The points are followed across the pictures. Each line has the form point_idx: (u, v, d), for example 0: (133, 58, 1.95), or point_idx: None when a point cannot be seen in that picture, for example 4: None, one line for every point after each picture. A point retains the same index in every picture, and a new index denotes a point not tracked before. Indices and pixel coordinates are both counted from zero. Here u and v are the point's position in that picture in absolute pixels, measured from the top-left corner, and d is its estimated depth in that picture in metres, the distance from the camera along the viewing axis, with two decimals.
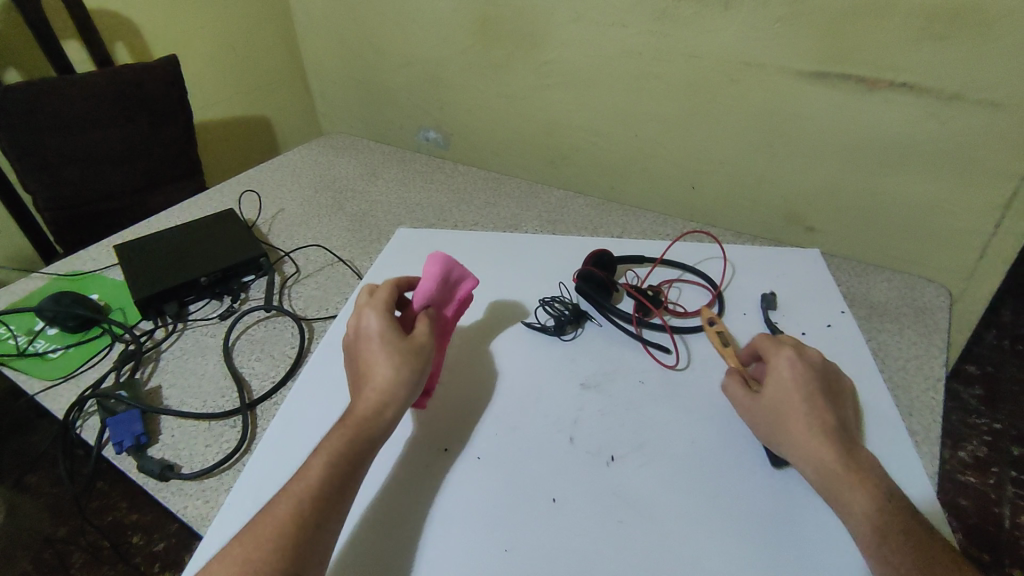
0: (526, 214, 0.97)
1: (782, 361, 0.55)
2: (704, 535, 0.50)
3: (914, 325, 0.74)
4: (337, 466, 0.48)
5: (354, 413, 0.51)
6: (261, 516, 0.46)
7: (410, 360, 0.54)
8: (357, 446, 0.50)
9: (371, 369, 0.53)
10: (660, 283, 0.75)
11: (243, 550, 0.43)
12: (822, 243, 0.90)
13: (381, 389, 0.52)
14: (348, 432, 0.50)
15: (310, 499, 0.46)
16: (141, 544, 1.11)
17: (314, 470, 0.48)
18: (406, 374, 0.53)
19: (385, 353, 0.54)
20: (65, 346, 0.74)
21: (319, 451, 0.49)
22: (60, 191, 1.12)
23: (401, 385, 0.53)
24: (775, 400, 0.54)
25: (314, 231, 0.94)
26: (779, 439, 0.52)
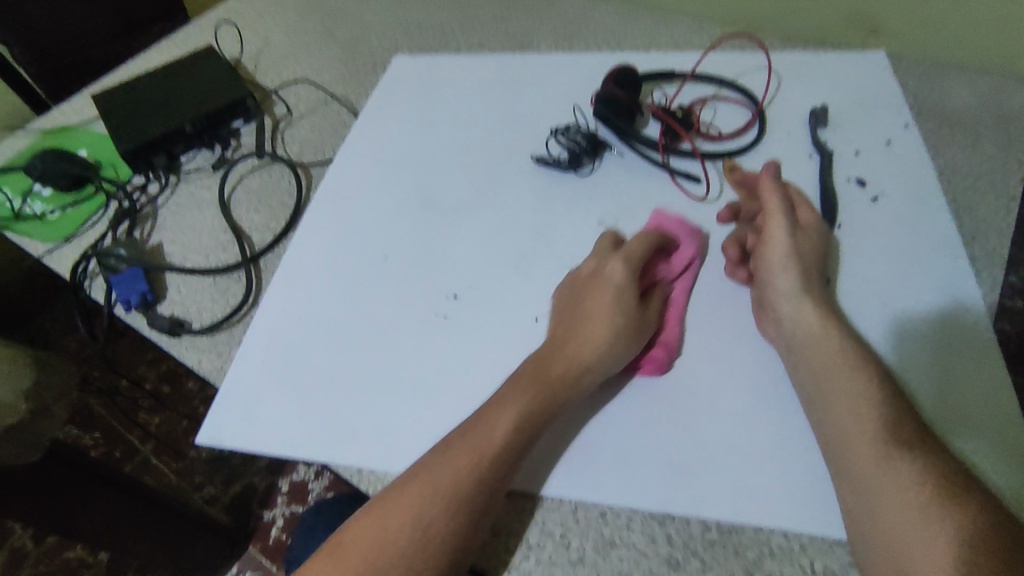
0: (539, 29, 0.83)
1: (819, 227, 0.52)
2: (727, 373, 0.47)
3: (991, 136, 0.63)
4: (518, 433, 0.44)
5: (555, 366, 0.47)
6: (429, 471, 0.44)
7: (631, 334, 0.48)
8: (550, 403, 0.45)
9: (591, 323, 0.48)
10: (692, 102, 0.66)
11: (407, 503, 0.43)
12: (892, 47, 0.72)
13: (593, 355, 0.47)
14: (527, 421, 0.45)
15: (490, 459, 0.43)
16: (197, 390, 1.18)
17: (495, 436, 0.44)
18: (617, 349, 0.47)
19: (613, 318, 0.48)
20: (61, 207, 0.71)
21: (493, 411, 0.45)
22: (32, 40, 1.02)
23: (608, 353, 0.47)
24: (803, 236, 0.51)
25: (302, 65, 0.84)
26: (801, 268, 0.49)
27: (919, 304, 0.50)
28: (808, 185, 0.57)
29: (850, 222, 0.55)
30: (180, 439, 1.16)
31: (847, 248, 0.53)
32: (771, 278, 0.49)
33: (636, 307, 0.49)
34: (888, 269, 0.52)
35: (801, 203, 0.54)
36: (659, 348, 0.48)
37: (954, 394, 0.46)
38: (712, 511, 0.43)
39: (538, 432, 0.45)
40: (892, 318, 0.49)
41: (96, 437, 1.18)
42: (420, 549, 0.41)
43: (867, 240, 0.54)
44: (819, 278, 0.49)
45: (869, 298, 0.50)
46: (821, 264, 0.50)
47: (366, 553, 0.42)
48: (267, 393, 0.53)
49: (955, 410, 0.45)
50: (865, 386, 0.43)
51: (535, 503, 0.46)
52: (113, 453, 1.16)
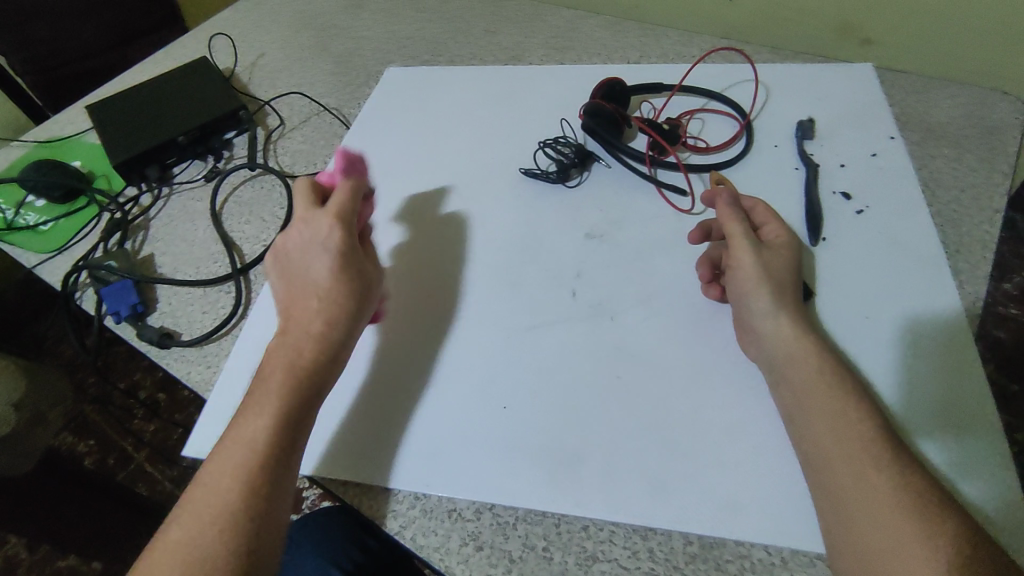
0: (529, 42, 0.84)
1: (784, 241, 0.51)
2: (711, 387, 0.48)
3: (976, 149, 0.63)
4: (273, 421, 0.45)
5: (282, 348, 0.48)
6: (202, 482, 0.43)
7: (332, 310, 0.49)
8: (290, 399, 0.46)
9: (299, 309, 0.50)
10: (680, 115, 0.66)
11: (190, 517, 0.42)
12: (878, 59, 0.73)
13: (318, 335, 0.48)
14: (251, 422, 0.45)
15: (249, 459, 0.43)
16: (192, 395, 1.19)
17: (252, 428, 0.44)
18: (322, 327, 0.49)
19: (308, 299, 0.50)
20: (54, 218, 0.71)
21: (252, 411, 0.45)
22: (34, 51, 1.03)
23: (328, 332, 0.49)
24: (772, 253, 0.50)
25: (295, 77, 0.85)
26: (771, 287, 0.48)
27: (901, 316, 0.50)
28: (794, 198, 0.58)
29: (834, 235, 0.55)
30: (174, 447, 1.16)
31: (831, 261, 0.53)
32: (745, 300, 0.49)
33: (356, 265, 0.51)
34: (872, 282, 0.52)
35: (765, 215, 0.53)
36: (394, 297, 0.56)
37: (935, 408, 0.46)
38: (694, 526, 0.43)
39: (297, 430, 0.45)
40: (874, 331, 0.49)
41: (90, 444, 1.17)
42: (192, 565, 0.39)
43: (852, 253, 0.54)
44: (794, 297, 0.49)
45: (853, 311, 0.51)
46: (794, 281, 0.50)
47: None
48: None
49: (937, 424, 0.45)
50: (846, 400, 0.43)
51: (519, 516, 0.46)
52: (107, 461, 1.16)
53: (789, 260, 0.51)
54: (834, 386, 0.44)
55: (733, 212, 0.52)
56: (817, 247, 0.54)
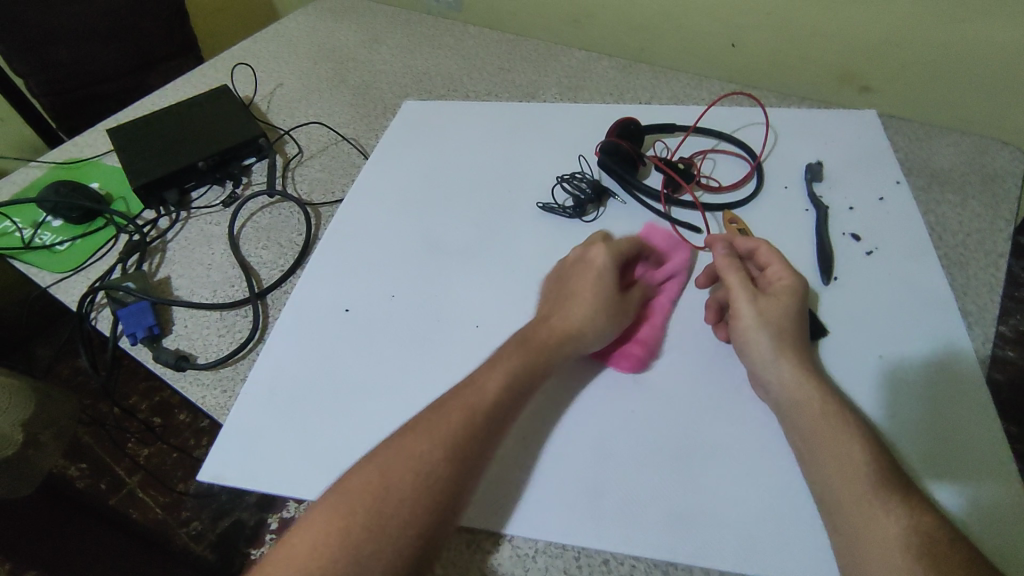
0: (543, 80, 0.86)
1: (785, 287, 0.51)
2: (727, 423, 0.48)
3: (978, 195, 0.65)
4: (509, 391, 0.47)
5: (543, 338, 0.51)
6: (423, 448, 0.44)
7: (610, 300, 0.52)
8: (493, 410, 0.46)
9: (578, 297, 0.52)
10: (693, 155, 0.68)
11: (378, 482, 0.42)
12: (880, 105, 0.75)
13: (585, 323, 0.51)
14: (462, 419, 0.45)
15: (449, 461, 0.43)
16: (188, 422, 1.17)
17: (443, 430, 0.45)
18: (597, 311, 0.51)
19: (595, 287, 0.52)
20: (71, 239, 0.72)
21: (493, 367, 0.49)
22: (53, 73, 1.04)
23: (597, 326, 0.51)
24: (769, 298, 0.51)
25: (315, 107, 0.87)
26: (762, 334, 0.49)
27: (912, 357, 0.51)
28: (805, 238, 0.59)
29: (845, 275, 0.56)
30: (168, 471, 1.14)
31: (843, 301, 0.55)
32: (743, 344, 0.50)
33: (620, 299, 0.53)
34: (882, 322, 0.53)
35: (773, 259, 0.53)
36: (639, 345, 0.52)
37: (949, 449, 0.47)
38: (714, 562, 0.43)
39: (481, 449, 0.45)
40: (886, 370, 0.50)
41: (83, 468, 1.15)
42: (361, 553, 0.40)
43: (863, 294, 0.55)
44: (797, 344, 0.49)
45: (864, 351, 0.52)
46: (797, 328, 0.50)
47: (338, 505, 0.41)
48: (270, 431, 0.53)
49: (951, 465, 0.46)
50: (860, 440, 0.44)
51: (538, 548, 0.46)
52: (99, 485, 1.13)
53: (793, 305, 0.51)
54: (849, 426, 0.44)
55: (730, 261, 0.54)
56: (828, 287, 0.56)
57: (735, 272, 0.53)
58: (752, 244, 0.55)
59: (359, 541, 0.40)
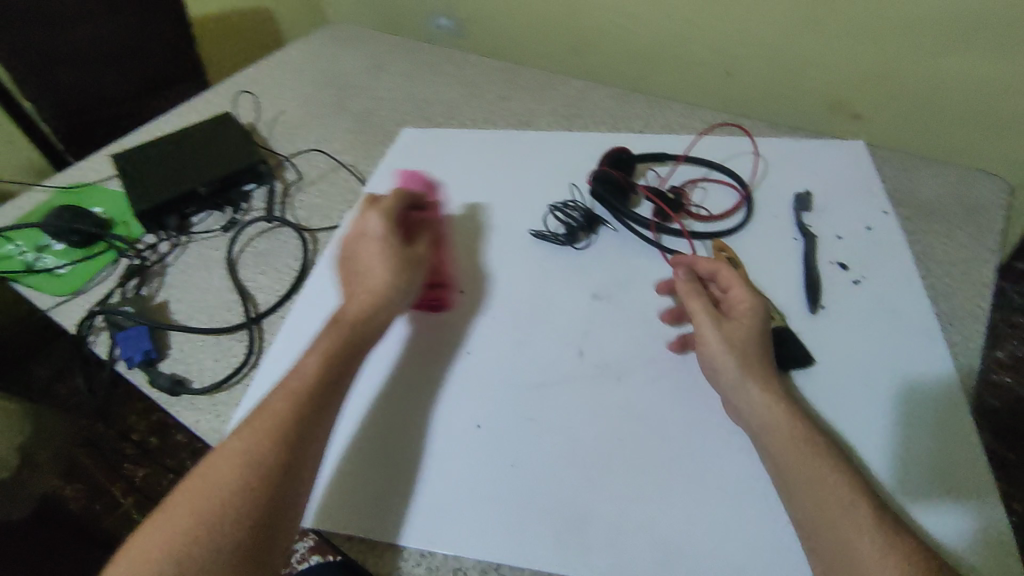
0: (540, 108, 0.88)
1: (746, 309, 0.51)
2: (714, 452, 0.49)
3: (965, 226, 0.66)
4: (327, 368, 0.50)
5: (350, 317, 0.53)
6: (232, 436, 0.46)
7: (406, 268, 0.56)
8: (322, 385, 0.49)
9: (368, 271, 0.56)
10: (684, 184, 0.69)
11: (201, 482, 0.44)
12: (869, 134, 0.77)
13: (376, 295, 0.54)
14: (284, 395, 0.48)
15: (271, 437, 0.45)
16: (186, 443, 1.18)
17: (276, 408, 0.47)
18: (399, 279, 0.56)
19: (378, 256, 0.56)
20: (72, 262, 0.73)
21: (318, 344, 0.51)
22: (60, 97, 1.07)
23: (396, 292, 0.55)
24: (734, 322, 0.51)
25: (315, 134, 0.89)
26: (731, 361, 0.48)
27: (898, 387, 0.51)
28: (793, 268, 0.60)
29: (832, 305, 0.57)
30: (164, 492, 1.13)
31: (831, 330, 0.55)
32: (716, 372, 0.50)
33: (414, 256, 0.58)
34: (869, 352, 0.54)
35: (734, 280, 0.53)
36: (442, 288, 0.61)
37: (935, 479, 0.47)
38: None
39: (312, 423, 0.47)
40: (872, 400, 0.51)
41: (78, 488, 1.14)
42: (191, 540, 0.41)
43: (850, 323, 0.56)
44: (762, 366, 0.48)
45: (851, 380, 0.52)
46: (762, 350, 0.49)
47: (178, 503, 0.43)
48: None
49: (935, 497, 0.46)
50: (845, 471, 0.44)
51: None
52: (94, 506, 1.13)
53: (758, 329, 0.50)
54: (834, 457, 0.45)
55: (692, 286, 0.54)
56: (816, 316, 0.56)
57: (696, 297, 0.53)
58: (714, 266, 0.55)
59: (183, 530, 0.41)
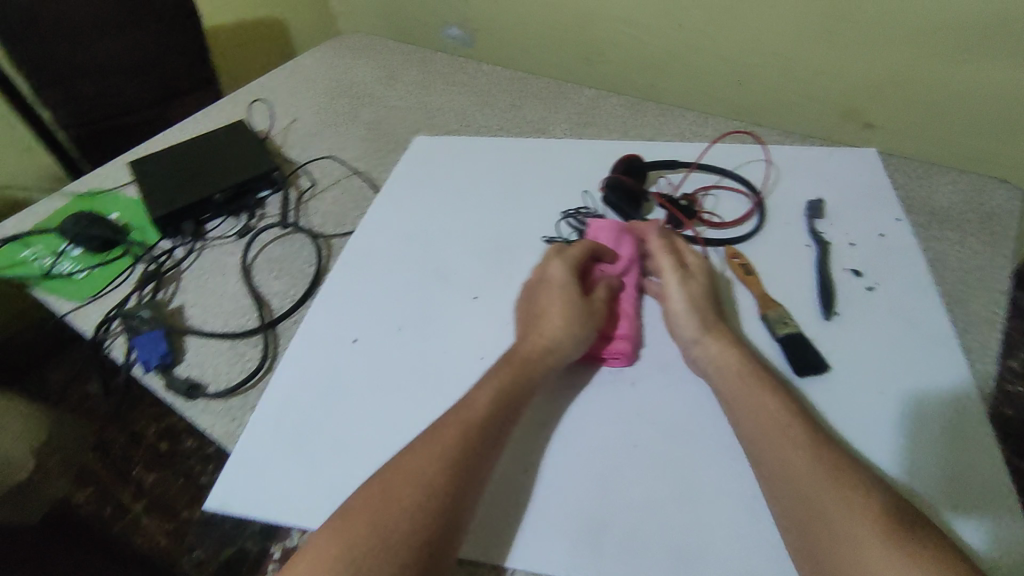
0: (552, 116, 0.89)
1: (700, 272, 0.57)
2: (730, 456, 0.48)
3: (979, 233, 0.66)
4: (499, 406, 0.49)
5: (523, 357, 0.52)
6: (413, 450, 0.46)
7: (582, 316, 0.54)
8: (495, 418, 0.48)
9: (546, 316, 0.54)
10: (696, 191, 0.70)
11: (380, 505, 0.43)
12: (881, 141, 0.77)
13: (551, 340, 0.53)
14: (461, 424, 0.47)
15: (453, 458, 0.45)
16: (196, 448, 1.19)
17: (448, 434, 0.47)
18: (576, 328, 0.53)
19: (557, 303, 0.54)
20: (88, 267, 0.74)
21: (495, 377, 0.51)
22: (78, 105, 1.09)
23: (571, 342, 0.53)
24: (693, 282, 0.56)
25: (329, 141, 0.90)
26: (691, 318, 0.53)
27: (914, 392, 0.51)
28: (807, 274, 0.60)
29: (846, 310, 0.57)
30: (173, 498, 1.13)
31: (846, 335, 0.55)
32: (676, 329, 0.54)
33: (595, 305, 0.55)
34: (883, 357, 0.53)
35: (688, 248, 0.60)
36: (624, 338, 0.55)
37: (952, 487, 0.46)
38: None
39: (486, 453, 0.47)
40: (888, 406, 0.51)
41: (89, 493, 1.15)
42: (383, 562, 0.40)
43: (864, 329, 0.56)
44: (716, 324, 0.53)
45: (867, 386, 0.52)
46: (714, 307, 0.55)
47: (364, 519, 0.43)
48: (276, 460, 0.53)
49: (952, 503, 0.46)
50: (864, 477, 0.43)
51: None
52: (104, 511, 1.13)
53: (710, 291, 0.56)
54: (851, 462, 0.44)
55: (661, 249, 0.59)
56: (830, 321, 0.56)
57: (664, 259, 0.58)
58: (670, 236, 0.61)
59: (359, 548, 0.41)
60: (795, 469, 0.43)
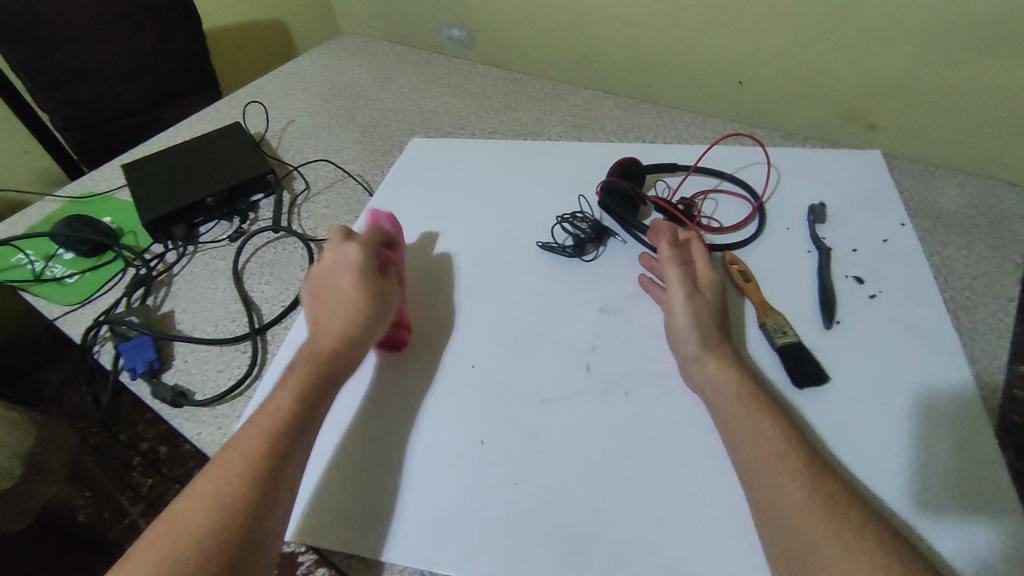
0: (549, 118, 0.87)
1: (710, 287, 0.55)
2: (725, 471, 0.47)
3: (986, 238, 0.64)
4: (295, 404, 0.48)
5: (323, 346, 0.52)
6: (225, 448, 0.45)
7: (373, 300, 0.54)
8: (311, 406, 0.48)
9: (335, 297, 0.54)
10: (694, 195, 0.68)
11: (199, 503, 0.42)
12: (886, 144, 0.75)
13: (353, 323, 0.52)
14: (272, 415, 0.47)
15: (259, 450, 0.45)
16: (192, 452, 1.18)
17: (260, 424, 0.46)
18: (364, 309, 0.53)
19: (347, 286, 0.54)
20: (79, 272, 0.73)
21: (303, 364, 0.51)
22: (75, 109, 1.08)
23: (360, 327, 0.53)
24: (702, 297, 0.54)
25: (324, 144, 0.89)
26: (695, 334, 0.51)
27: (917, 404, 0.49)
28: (807, 281, 0.59)
29: (848, 319, 0.55)
30: (169, 502, 1.13)
31: (847, 345, 0.54)
32: (678, 345, 0.52)
33: (382, 286, 0.55)
34: (886, 368, 0.52)
35: (701, 258, 0.57)
36: (399, 323, 0.57)
37: (960, 503, 0.44)
38: None
39: (297, 443, 0.46)
40: (890, 419, 0.49)
41: (86, 497, 1.15)
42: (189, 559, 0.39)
43: (866, 338, 0.54)
44: (721, 341, 0.51)
45: (868, 397, 0.50)
46: (721, 324, 0.53)
47: (179, 516, 0.41)
48: None
49: (959, 520, 0.44)
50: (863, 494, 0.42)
51: None
52: (101, 515, 1.13)
53: (719, 307, 0.54)
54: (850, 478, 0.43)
55: (674, 256, 0.56)
56: (830, 331, 0.55)
57: (675, 268, 0.56)
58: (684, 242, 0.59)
59: (168, 551, 0.39)
60: (795, 488, 0.41)
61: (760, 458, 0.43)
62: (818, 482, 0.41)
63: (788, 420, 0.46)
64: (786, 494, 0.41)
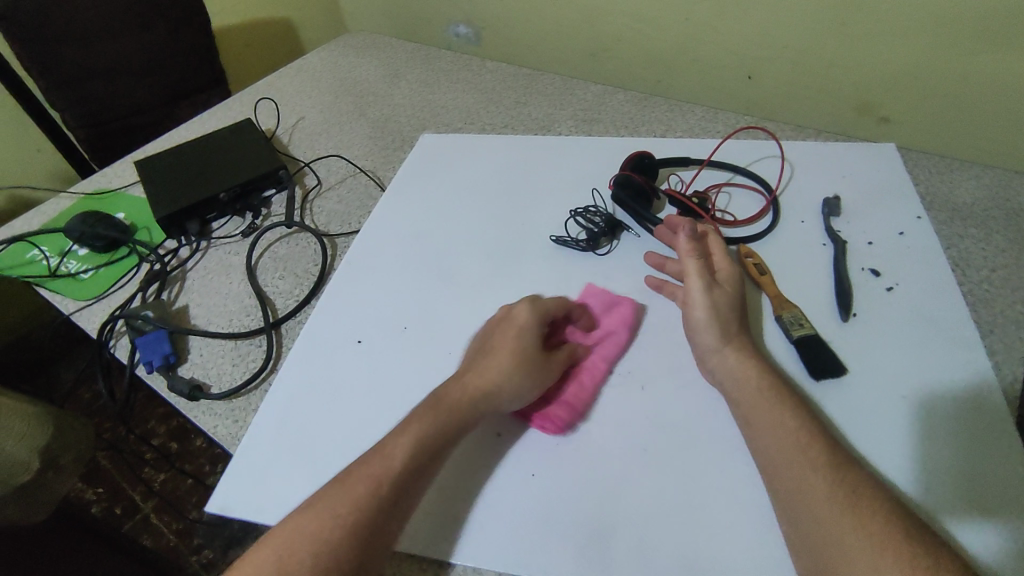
0: (559, 114, 0.87)
1: (728, 279, 0.55)
2: (743, 463, 0.46)
3: (1003, 231, 0.64)
4: (420, 451, 0.46)
5: (456, 400, 0.49)
6: (343, 479, 0.45)
7: (536, 368, 0.50)
8: (438, 459, 0.47)
9: (496, 357, 0.51)
10: (707, 189, 0.68)
11: (306, 543, 0.42)
12: (901, 137, 0.74)
13: (499, 388, 0.49)
14: (398, 460, 0.46)
15: (381, 495, 0.44)
16: (204, 448, 1.18)
17: (393, 463, 0.46)
18: (519, 380, 0.49)
19: (513, 348, 0.51)
20: (95, 267, 0.74)
21: (429, 410, 0.48)
22: (87, 107, 1.08)
23: (516, 393, 0.49)
24: (721, 289, 0.54)
25: (334, 140, 0.89)
26: (712, 327, 0.51)
27: (936, 396, 0.49)
28: (823, 274, 0.58)
29: (864, 312, 0.55)
30: (182, 498, 1.14)
31: (864, 338, 0.53)
32: (695, 336, 0.52)
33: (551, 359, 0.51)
34: (904, 360, 0.51)
35: (721, 250, 0.57)
36: (566, 408, 0.50)
37: (983, 494, 0.44)
38: None
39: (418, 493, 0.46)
40: (909, 410, 0.49)
41: (100, 492, 1.16)
42: None
43: (883, 330, 0.54)
44: (738, 332, 0.51)
45: (887, 390, 0.50)
46: (738, 316, 0.53)
47: (286, 552, 0.41)
48: (277, 463, 0.52)
49: (981, 510, 0.43)
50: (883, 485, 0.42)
51: None
52: (115, 510, 1.14)
53: (737, 298, 0.54)
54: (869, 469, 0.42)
55: (692, 249, 0.56)
56: (847, 323, 0.54)
57: (693, 261, 0.55)
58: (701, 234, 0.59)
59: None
60: (814, 479, 0.41)
61: (778, 449, 0.43)
62: (837, 473, 0.41)
63: (806, 411, 0.46)
64: (805, 484, 0.41)
